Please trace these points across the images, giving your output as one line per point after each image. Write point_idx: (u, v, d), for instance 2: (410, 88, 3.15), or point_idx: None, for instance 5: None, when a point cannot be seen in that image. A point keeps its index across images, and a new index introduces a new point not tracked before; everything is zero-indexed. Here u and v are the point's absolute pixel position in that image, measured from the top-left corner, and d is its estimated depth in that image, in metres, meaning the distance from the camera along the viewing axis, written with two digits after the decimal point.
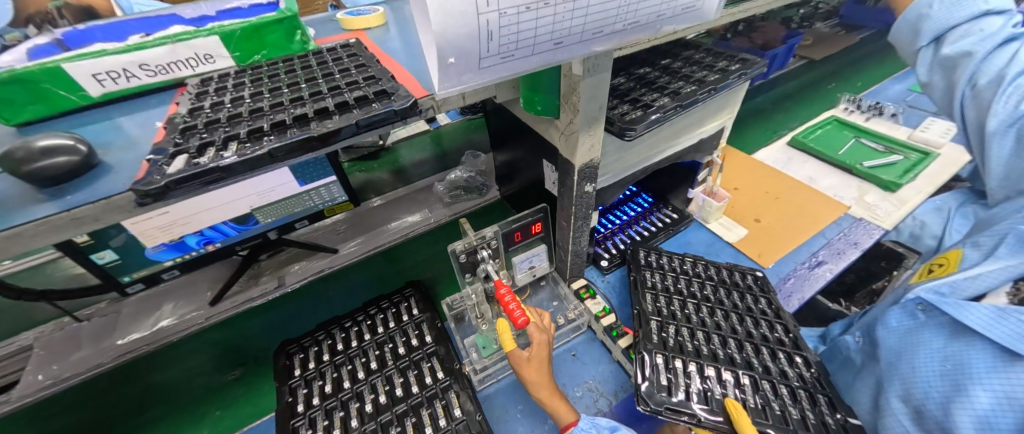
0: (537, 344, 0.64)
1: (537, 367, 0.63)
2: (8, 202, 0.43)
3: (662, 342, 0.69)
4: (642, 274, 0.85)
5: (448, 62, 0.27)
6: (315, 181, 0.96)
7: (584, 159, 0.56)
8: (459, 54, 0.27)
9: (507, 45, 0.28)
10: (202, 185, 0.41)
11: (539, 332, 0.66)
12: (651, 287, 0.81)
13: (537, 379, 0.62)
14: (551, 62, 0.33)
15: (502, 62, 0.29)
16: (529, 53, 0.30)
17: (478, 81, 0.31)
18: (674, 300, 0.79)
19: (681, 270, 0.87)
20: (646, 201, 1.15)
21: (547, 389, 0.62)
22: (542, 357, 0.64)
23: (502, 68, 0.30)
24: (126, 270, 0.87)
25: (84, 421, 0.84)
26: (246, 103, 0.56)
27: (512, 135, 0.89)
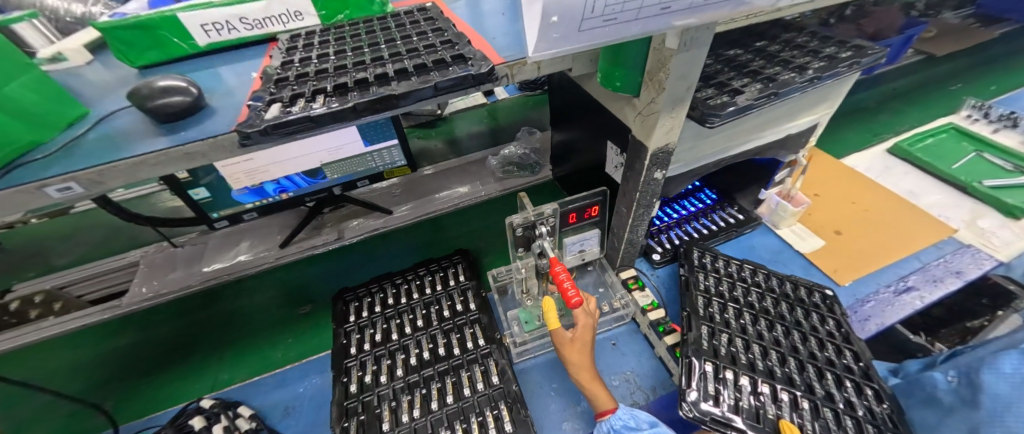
0: (581, 328, 0.64)
1: (581, 352, 0.63)
2: (134, 133, 0.49)
3: (713, 350, 0.65)
4: (695, 274, 0.80)
5: (551, 21, 0.26)
6: (379, 143, 1.00)
7: (660, 144, 0.53)
8: (563, 13, 0.25)
9: (613, 7, 0.26)
10: (291, 134, 0.44)
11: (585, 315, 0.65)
12: (704, 290, 0.77)
13: (579, 361, 0.62)
14: (654, 30, 0.31)
15: (602, 25, 0.28)
16: (633, 17, 0.28)
17: (574, 46, 0.29)
18: (729, 307, 0.74)
19: (739, 277, 0.81)
20: (710, 196, 1.08)
21: (588, 374, 0.62)
22: (586, 341, 0.63)
23: (600, 32, 0.29)
24: (215, 207, 0.97)
25: (176, 331, 0.97)
26: (330, 60, 0.58)
27: (575, 114, 0.86)
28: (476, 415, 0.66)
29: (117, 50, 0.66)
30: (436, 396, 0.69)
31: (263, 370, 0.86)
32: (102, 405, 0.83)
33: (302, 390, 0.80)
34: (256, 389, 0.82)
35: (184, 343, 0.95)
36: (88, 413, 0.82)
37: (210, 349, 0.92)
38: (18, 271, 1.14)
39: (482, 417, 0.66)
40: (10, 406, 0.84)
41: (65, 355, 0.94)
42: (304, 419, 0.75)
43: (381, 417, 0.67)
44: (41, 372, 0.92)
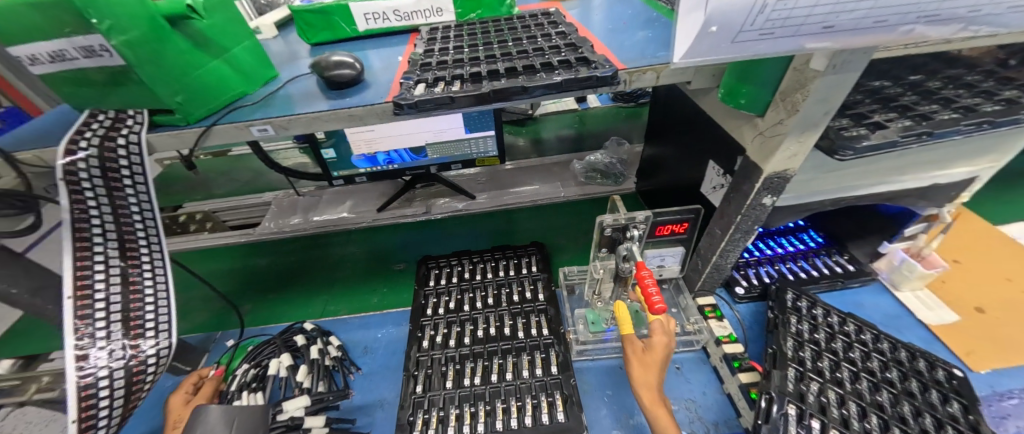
0: (656, 345, 0.62)
1: (652, 370, 0.61)
2: (311, 95, 0.61)
3: (799, 393, 0.61)
4: (786, 315, 0.74)
5: (709, 31, 0.31)
6: (478, 132, 1.07)
7: (778, 168, 0.51)
8: (723, 25, 0.31)
9: (774, 21, 0.31)
10: (431, 109, 0.51)
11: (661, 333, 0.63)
12: (795, 333, 0.71)
13: (645, 377, 0.61)
14: (810, 47, 0.34)
15: (758, 38, 0.33)
16: (792, 32, 0.32)
17: (724, 56, 0.34)
18: (824, 357, 0.67)
19: (839, 330, 0.73)
20: (814, 238, 0.97)
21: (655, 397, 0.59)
22: (658, 359, 0.62)
23: (754, 45, 0.34)
24: (337, 167, 1.12)
25: (292, 262, 1.16)
26: (464, 51, 0.66)
27: (675, 129, 0.84)
28: (531, 397, 0.69)
29: (301, 29, 0.82)
30: (496, 370, 0.74)
31: (356, 311, 0.98)
32: (239, 308, 1.02)
33: (380, 336, 0.90)
34: (345, 325, 0.94)
35: (297, 272, 1.12)
36: (228, 313, 1.01)
37: (314, 284, 1.08)
38: (187, 193, 1.43)
39: (537, 400, 0.69)
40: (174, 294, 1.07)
41: (216, 262, 1.17)
42: (378, 361, 0.85)
43: (446, 375, 0.74)
44: (200, 271, 1.16)
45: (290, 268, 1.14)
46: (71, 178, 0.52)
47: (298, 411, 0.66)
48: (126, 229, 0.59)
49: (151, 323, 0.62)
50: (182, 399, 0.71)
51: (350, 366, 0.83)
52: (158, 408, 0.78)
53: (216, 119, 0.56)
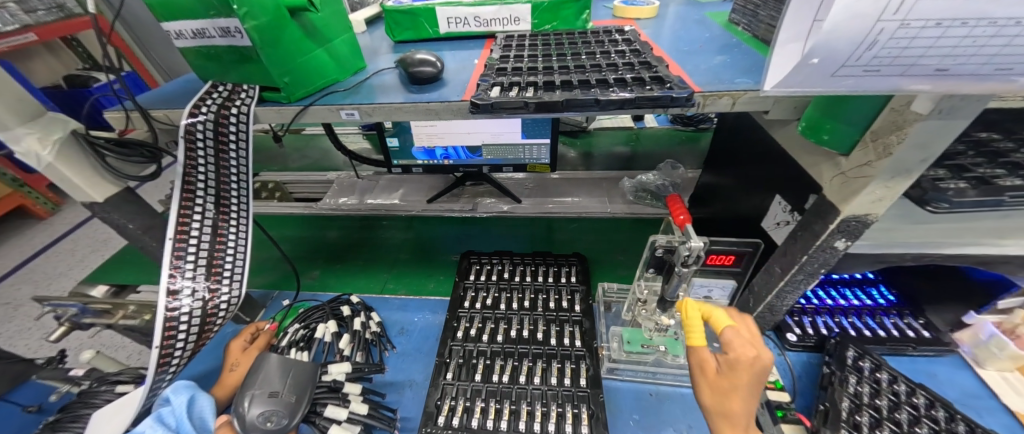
0: (741, 363, 0.46)
1: (739, 396, 0.46)
2: (394, 87, 0.66)
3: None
4: (845, 374, 0.68)
5: (809, 62, 0.31)
6: (534, 138, 1.07)
7: (857, 212, 0.48)
8: (826, 57, 0.30)
9: (882, 59, 0.30)
10: (504, 112, 0.54)
11: (744, 348, 0.47)
12: (852, 393, 0.65)
13: (729, 404, 0.47)
14: (917, 89, 0.33)
15: (861, 74, 0.32)
16: (899, 72, 0.31)
17: (819, 88, 0.34)
18: (885, 426, 0.61)
19: (905, 401, 0.65)
20: (885, 295, 0.88)
21: (738, 432, 0.47)
22: (742, 386, 0.46)
23: (855, 81, 0.33)
24: (397, 156, 1.16)
25: (352, 239, 1.25)
26: (538, 59, 0.68)
27: (738, 158, 0.81)
28: (556, 405, 0.70)
29: (389, 27, 0.88)
30: (525, 372, 0.75)
31: (417, 292, 1.03)
32: (311, 272, 1.12)
33: (416, 319, 0.94)
34: (386, 304, 0.99)
35: (357, 248, 1.21)
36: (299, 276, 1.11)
37: (371, 261, 1.16)
38: (264, 163, 1.58)
39: (562, 410, 0.69)
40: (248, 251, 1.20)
41: (289, 230, 1.30)
42: (411, 342, 0.89)
43: (476, 368, 0.76)
44: (277, 234, 1.29)
45: (352, 244, 1.23)
46: (190, 135, 0.60)
47: (342, 375, 0.71)
48: (223, 186, 0.67)
49: (228, 271, 0.69)
50: (240, 346, 0.78)
51: (386, 343, 0.87)
52: (220, 349, 0.87)
53: (313, 100, 0.63)
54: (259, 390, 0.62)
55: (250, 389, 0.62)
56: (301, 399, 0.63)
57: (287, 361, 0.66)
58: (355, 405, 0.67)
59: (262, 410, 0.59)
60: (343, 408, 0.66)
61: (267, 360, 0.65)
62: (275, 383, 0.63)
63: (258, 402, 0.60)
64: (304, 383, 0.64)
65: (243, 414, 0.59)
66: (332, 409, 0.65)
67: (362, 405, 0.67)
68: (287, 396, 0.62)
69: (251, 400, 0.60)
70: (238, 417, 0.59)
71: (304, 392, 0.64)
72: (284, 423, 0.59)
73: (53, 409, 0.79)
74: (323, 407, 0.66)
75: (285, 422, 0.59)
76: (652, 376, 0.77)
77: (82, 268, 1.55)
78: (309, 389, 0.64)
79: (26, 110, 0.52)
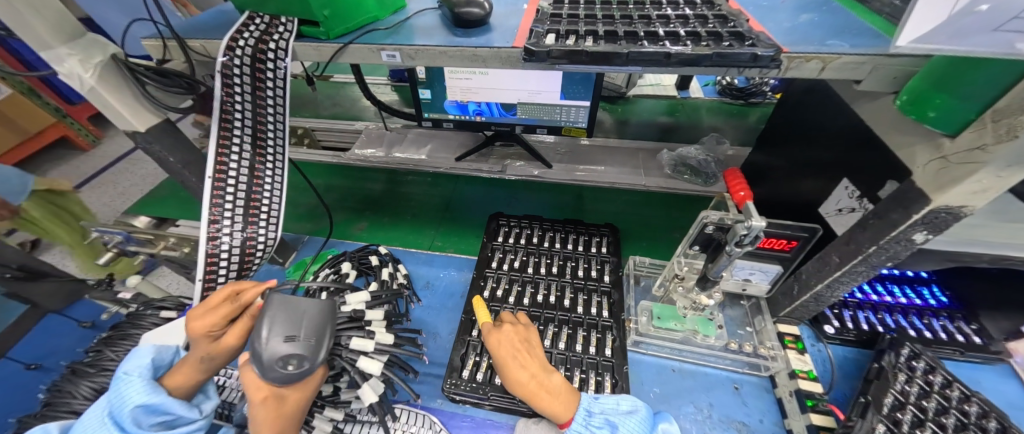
0: (493, 345, 0.66)
1: (511, 370, 0.63)
2: (437, 30, 0.61)
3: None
4: (894, 371, 0.64)
5: (973, 9, 0.26)
6: (573, 99, 1.00)
7: (952, 203, 0.42)
8: (997, 3, 0.25)
9: None
10: (559, 62, 0.49)
11: (493, 332, 0.67)
12: (896, 391, 0.62)
13: (509, 379, 0.63)
14: None
15: None
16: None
17: (971, 46, 0.29)
18: (927, 427, 0.57)
19: (955, 406, 0.60)
20: (937, 295, 0.82)
21: (527, 389, 0.61)
22: (506, 360, 0.64)
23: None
24: (428, 109, 1.12)
25: (387, 193, 1.25)
26: (598, 6, 0.61)
27: (801, 136, 0.73)
28: (580, 371, 0.70)
29: None
30: (550, 337, 0.75)
31: (464, 251, 1.03)
32: (361, 223, 1.13)
33: (442, 275, 0.95)
34: (413, 258, 0.99)
35: (394, 203, 1.21)
36: (349, 226, 1.13)
37: (418, 218, 1.15)
38: (296, 109, 1.56)
39: (585, 376, 0.70)
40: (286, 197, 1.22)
41: (322, 179, 1.30)
42: (437, 297, 0.89)
43: None
44: (311, 182, 1.29)
45: (387, 197, 1.23)
46: (226, 68, 0.58)
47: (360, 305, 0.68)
48: (260, 126, 0.65)
49: (265, 212, 0.69)
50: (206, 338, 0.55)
51: (412, 296, 0.88)
52: None
53: (353, 38, 0.59)
54: (273, 330, 0.53)
55: (263, 333, 0.53)
56: (322, 338, 0.55)
57: (298, 303, 0.56)
58: (381, 337, 0.62)
59: (284, 354, 0.52)
60: (369, 340, 0.60)
61: (276, 299, 0.56)
62: (290, 324, 0.54)
63: (278, 348, 0.52)
64: (319, 321, 0.55)
65: (258, 356, 0.52)
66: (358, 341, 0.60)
67: (388, 335, 0.62)
68: (307, 337, 0.54)
69: (267, 346, 0.52)
70: (253, 359, 0.52)
71: (325, 331, 0.55)
72: (307, 365, 0.52)
73: (104, 327, 0.86)
74: (348, 340, 0.61)
75: (309, 364, 0.53)
76: (677, 352, 0.75)
77: (125, 199, 1.61)
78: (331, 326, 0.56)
79: (66, 30, 0.51)
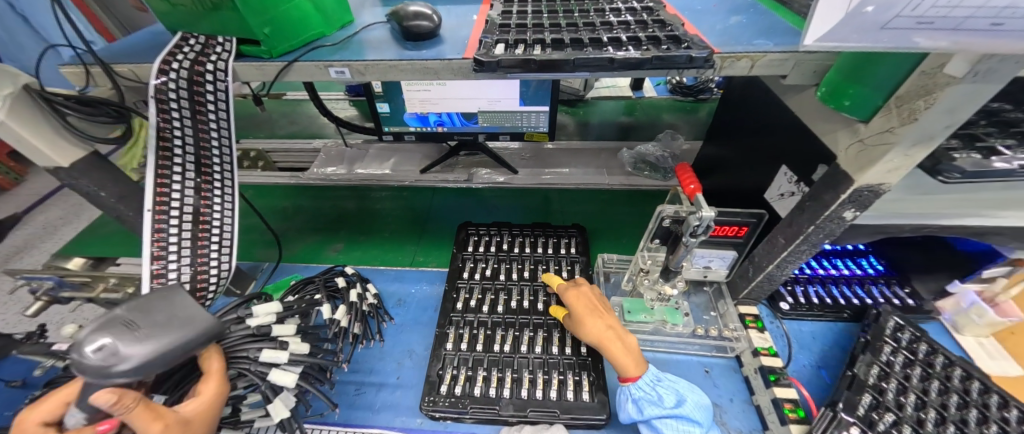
0: (574, 299, 0.70)
1: (590, 320, 0.66)
2: (386, 44, 0.61)
3: (868, 420, 0.59)
4: (882, 343, 0.69)
5: (864, 10, 0.29)
6: (532, 105, 1.02)
7: (872, 182, 0.47)
8: (881, 5, 0.29)
9: (938, 10, 0.29)
10: (510, 71, 0.50)
11: (573, 290, 0.72)
12: (884, 363, 0.67)
13: (588, 328, 0.66)
14: (965, 47, 0.32)
15: (913, 27, 0.30)
16: (952, 27, 0.30)
17: (867, 43, 0.33)
18: (911, 394, 0.63)
19: (921, 359, 0.67)
20: (874, 265, 0.90)
21: (607, 338, 0.64)
22: (586, 312, 0.68)
23: (906, 34, 0.31)
24: (388, 123, 1.10)
25: (354, 211, 1.21)
26: (545, 15, 0.62)
27: (743, 128, 0.78)
28: (557, 373, 0.71)
29: None
30: (526, 342, 0.75)
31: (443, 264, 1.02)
32: (334, 245, 1.09)
33: (413, 290, 0.93)
34: (383, 276, 0.97)
35: (363, 221, 1.18)
36: (325, 248, 1.08)
37: (391, 234, 1.13)
38: (250, 129, 1.49)
39: (563, 377, 0.70)
40: (246, 223, 1.16)
41: (284, 202, 1.25)
42: (410, 314, 0.88)
43: (475, 339, 0.76)
44: (271, 206, 1.23)
45: (354, 215, 1.20)
46: (161, 93, 0.55)
47: (269, 317, 0.59)
48: (204, 152, 0.62)
49: (216, 243, 0.65)
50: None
51: (384, 314, 0.86)
52: None
53: (298, 55, 0.57)
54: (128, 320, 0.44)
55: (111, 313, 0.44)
56: (154, 342, 0.43)
57: (181, 299, 0.47)
58: (296, 346, 0.58)
59: (88, 348, 0.40)
60: (281, 351, 0.56)
61: (155, 291, 0.48)
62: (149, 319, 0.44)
63: (96, 333, 0.41)
64: (186, 321, 0.46)
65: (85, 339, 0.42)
66: (269, 352, 0.56)
67: (303, 344, 0.59)
68: (148, 332, 0.43)
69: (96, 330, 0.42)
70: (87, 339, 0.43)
71: (167, 337, 0.44)
72: (119, 368, 0.41)
73: (38, 383, 0.78)
74: (257, 352, 0.57)
75: (121, 367, 0.41)
76: (650, 343, 0.78)
77: (55, 240, 1.46)
78: (203, 324, 0.46)
79: None
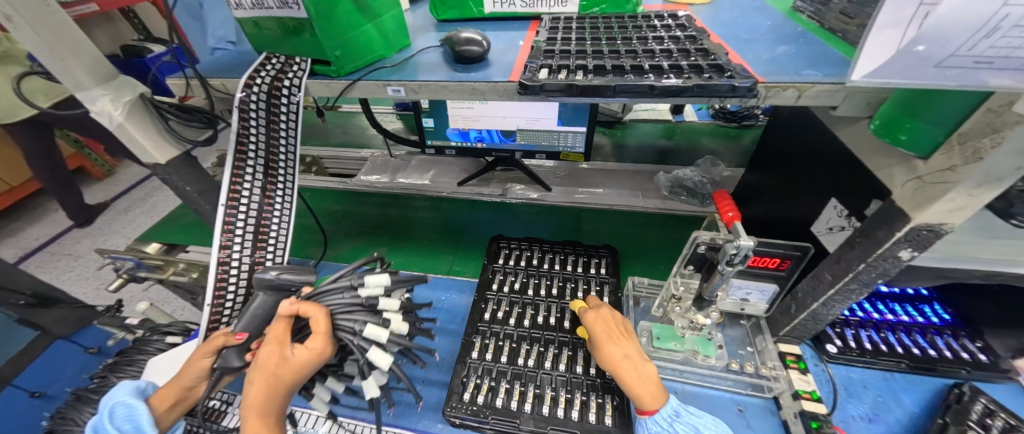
0: (592, 322, 0.70)
1: (606, 345, 0.65)
2: (439, 65, 0.65)
3: None
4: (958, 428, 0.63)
5: (915, 49, 0.30)
6: (571, 126, 1.04)
7: (931, 221, 0.44)
8: (934, 44, 0.29)
9: (998, 49, 0.29)
10: (551, 94, 0.52)
11: (592, 313, 0.72)
12: None
13: (604, 354, 0.65)
14: None
15: (971, 66, 0.30)
16: (1017, 65, 0.29)
17: (919, 80, 0.32)
18: None
19: None
20: (939, 313, 0.82)
21: (622, 365, 0.63)
22: (603, 336, 0.67)
23: (962, 73, 0.31)
24: (432, 136, 1.16)
25: (393, 217, 1.27)
26: (587, 42, 0.65)
27: (790, 158, 0.75)
28: (580, 393, 0.70)
29: (433, 4, 0.81)
30: (550, 359, 0.75)
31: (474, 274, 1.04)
32: (373, 249, 1.15)
33: (444, 298, 0.96)
34: None
35: (401, 227, 1.24)
36: (366, 253, 1.14)
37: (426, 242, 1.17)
38: (306, 137, 1.62)
39: (586, 398, 0.69)
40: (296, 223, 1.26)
41: (332, 206, 1.34)
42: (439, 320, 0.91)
43: (501, 350, 0.77)
44: (319, 208, 1.32)
45: (393, 221, 1.26)
46: (244, 104, 0.62)
47: (377, 288, 0.59)
48: (273, 156, 0.69)
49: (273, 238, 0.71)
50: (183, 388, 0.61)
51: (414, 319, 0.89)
52: None
53: (361, 74, 0.63)
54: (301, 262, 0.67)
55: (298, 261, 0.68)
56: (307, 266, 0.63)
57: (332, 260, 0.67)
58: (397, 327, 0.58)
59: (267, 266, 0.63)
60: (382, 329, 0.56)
61: None
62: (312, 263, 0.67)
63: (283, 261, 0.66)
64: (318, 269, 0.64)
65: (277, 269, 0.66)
66: (370, 329, 0.55)
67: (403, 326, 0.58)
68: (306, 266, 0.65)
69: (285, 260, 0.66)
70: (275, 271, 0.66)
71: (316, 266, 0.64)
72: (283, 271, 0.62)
73: (110, 352, 0.88)
74: (360, 325, 0.57)
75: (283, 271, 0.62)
76: (679, 374, 0.75)
77: (134, 227, 1.65)
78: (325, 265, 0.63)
79: (101, 71, 0.55)
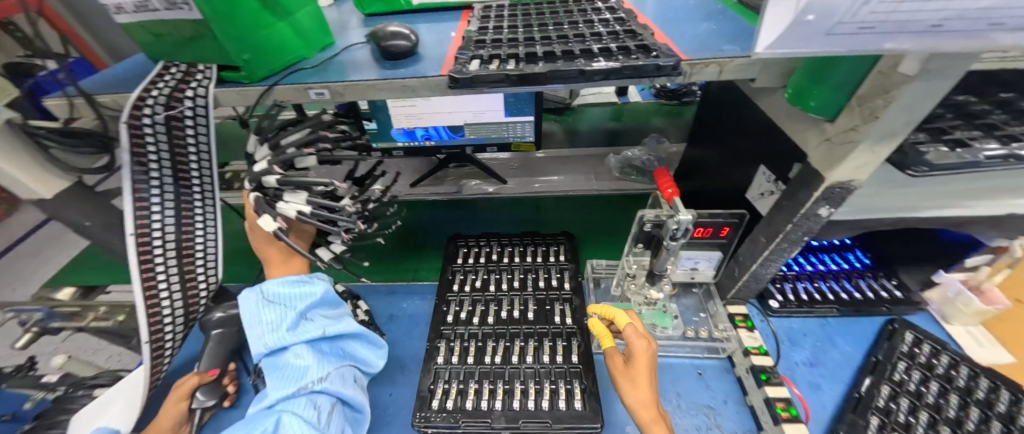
0: (637, 350, 0.61)
1: (645, 389, 0.57)
2: (365, 64, 0.62)
3: None
4: (891, 362, 0.71)
5: (806, 19, 0.31)
6: (517, 116, 1.03)
7: (842, 178, 0.48)
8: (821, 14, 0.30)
9: (877, 16, 0.31)
10: (485, 86, 0.51)
11: (642, 339, 0.62)
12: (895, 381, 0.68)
13: (642, 397, 0.57)
14: (910, 48, 0.33)
15: (856, 31, 0.32)
16: (895, 29, 0.32)
17: (813, 47, 0.34)
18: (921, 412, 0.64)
19: (939, 374, 0.69)
20: (860, 259, 0.92)
21: (655, 416, 0.56)
22: (644, 373, 0.59)
23: (849, 38, 0.33)
24: (376, 139, 1.11)
25: None
26: (519, 30, 0.64)
27: (722, 130, 0.79)
28: (549, 382, 0.71)
29: None
30: (516, 352, 0.75)
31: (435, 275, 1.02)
32: None
33: (405, 306, 0.93)
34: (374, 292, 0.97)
35: None
36: None
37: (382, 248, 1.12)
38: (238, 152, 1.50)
39: (555, 386, 0.70)
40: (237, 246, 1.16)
41: None
42: (401, 328, 0.88)
43: (468, 351, 0.76)
44: None
45: None
46: (135, 116, 0.55)
47: None
48: (182, 164, 0.63)
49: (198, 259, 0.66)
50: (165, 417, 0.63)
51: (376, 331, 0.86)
52: None
53: (278, 79, 0.59)
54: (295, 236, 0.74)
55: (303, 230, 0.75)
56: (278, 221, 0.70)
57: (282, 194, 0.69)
58: None
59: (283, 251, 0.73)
60: None
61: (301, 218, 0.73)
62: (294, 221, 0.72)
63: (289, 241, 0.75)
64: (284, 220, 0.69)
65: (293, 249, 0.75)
66: None
67: None
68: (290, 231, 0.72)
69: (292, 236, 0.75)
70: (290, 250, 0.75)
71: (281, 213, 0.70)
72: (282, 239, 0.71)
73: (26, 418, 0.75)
74: None
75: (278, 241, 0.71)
76: None
77: None
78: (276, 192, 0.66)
79: None
